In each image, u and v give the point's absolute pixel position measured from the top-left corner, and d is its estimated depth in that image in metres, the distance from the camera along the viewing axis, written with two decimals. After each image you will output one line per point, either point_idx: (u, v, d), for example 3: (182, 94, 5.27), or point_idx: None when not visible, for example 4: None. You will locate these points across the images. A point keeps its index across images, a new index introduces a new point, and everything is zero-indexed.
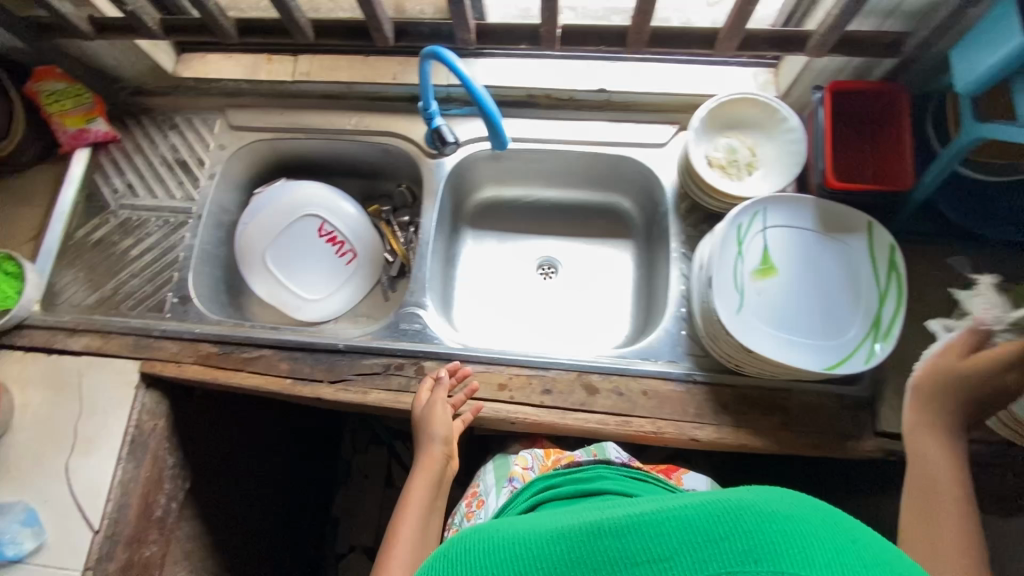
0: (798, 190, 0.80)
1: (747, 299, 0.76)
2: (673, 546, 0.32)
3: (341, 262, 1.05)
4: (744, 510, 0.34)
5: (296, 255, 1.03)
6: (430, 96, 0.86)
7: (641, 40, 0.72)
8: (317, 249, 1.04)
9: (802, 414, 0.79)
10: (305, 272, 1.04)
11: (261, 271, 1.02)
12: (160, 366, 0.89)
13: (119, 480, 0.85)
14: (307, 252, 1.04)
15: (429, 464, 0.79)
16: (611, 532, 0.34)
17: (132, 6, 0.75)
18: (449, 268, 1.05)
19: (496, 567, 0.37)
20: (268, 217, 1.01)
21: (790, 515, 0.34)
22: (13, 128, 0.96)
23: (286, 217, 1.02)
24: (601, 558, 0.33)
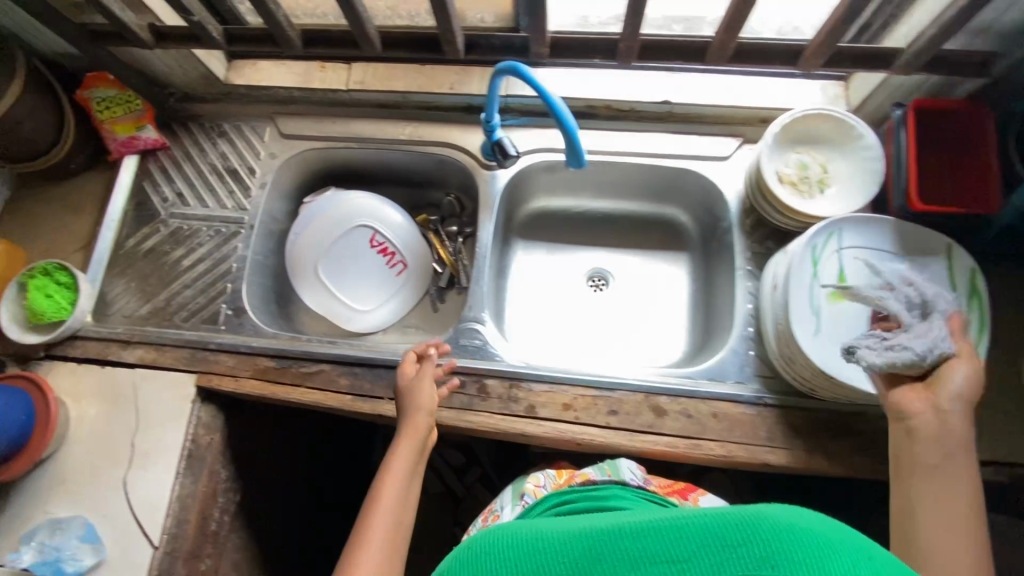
0: (875, 210, 0.78)
1: (824, 321, 0.74)
2: (690, 549, 0.36)
3: (391, 273, 1.04)
4: (763, 521, 0.36)
5: (348, 267, 1.02)
6: (493, 108, 0.83)
7: (723, 56, 0.70)
8: (368, 260, 1.03)
9: (876, 439, 0.77)
10: (356, 283, 1.02)
11: (314, 283, 1.01)
12: (217, 380, 0.88)
13: (178, 495, 0.84)
14: (358, 263, 1.03)
15: (411, 431, 0.76)
16: (630, 535, 0.38)
17: (197, 16, 0.74)
18: (501, 281, 1.03)
19: (519, 558, 0.41)
20: (320, 227, 1.00)
21: (808, 528, 0.36)
22: (64, 136, 0.95)
23: (338, 227, 1.01)
24: (619, 557, 0.37)
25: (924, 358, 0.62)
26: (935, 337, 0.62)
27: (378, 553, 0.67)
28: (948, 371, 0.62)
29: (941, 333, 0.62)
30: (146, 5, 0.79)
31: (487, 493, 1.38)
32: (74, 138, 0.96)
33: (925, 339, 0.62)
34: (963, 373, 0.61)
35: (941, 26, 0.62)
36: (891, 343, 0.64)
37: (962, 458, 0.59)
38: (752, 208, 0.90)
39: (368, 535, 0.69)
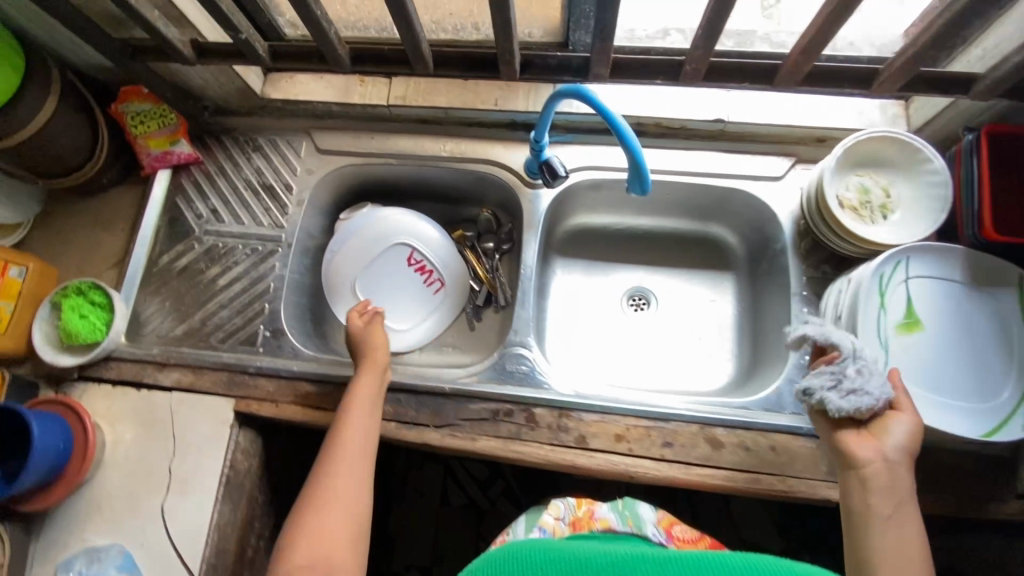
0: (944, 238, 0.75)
1: (892, 355, 0.71)
2: None
3: (428, 291, 1.00)
4: (771, 564, 0.43)
5: (383, 285, 0.99)
6: (544, 128, 0.81)
7: (794, 79, 0.67)
8: (405, 278, 1.00)
9: (941, 474, 0.75)
10: (394, 302, 1.00)
11: (350, 301, 0.99)
12: (256, 405, 0.86)
13: (217, 523, 0.82)
14: (394, 281, 1.00)
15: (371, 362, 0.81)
16: (651, 559, 0.46)
17: (246, 34, 0.73)
18: (543, 300, 0.99)
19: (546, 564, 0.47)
20: (357, 245, 0.98)
21: (803, 568, 0.43)
22: (99, 152, 0.93)
23: (376, 245, 0.98)
24: None
25: (877, 405, 0.59)
26: (880, 384, 0.60)
27: (354, 465, 0.71)
28: (888, 420, 0.59)
29: (884, 380, 0.61)
30: (188, 21, 0.77)
31: (515, 510, 1.25)
32: (107, 153, 0.94)
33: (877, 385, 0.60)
34: (904, 424, 0.59)
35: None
36: (846, 386, 0.61)
37: (912, 508, 0.54)
38: (806, 231, 0.87)
39: (341, 451, 0.72)
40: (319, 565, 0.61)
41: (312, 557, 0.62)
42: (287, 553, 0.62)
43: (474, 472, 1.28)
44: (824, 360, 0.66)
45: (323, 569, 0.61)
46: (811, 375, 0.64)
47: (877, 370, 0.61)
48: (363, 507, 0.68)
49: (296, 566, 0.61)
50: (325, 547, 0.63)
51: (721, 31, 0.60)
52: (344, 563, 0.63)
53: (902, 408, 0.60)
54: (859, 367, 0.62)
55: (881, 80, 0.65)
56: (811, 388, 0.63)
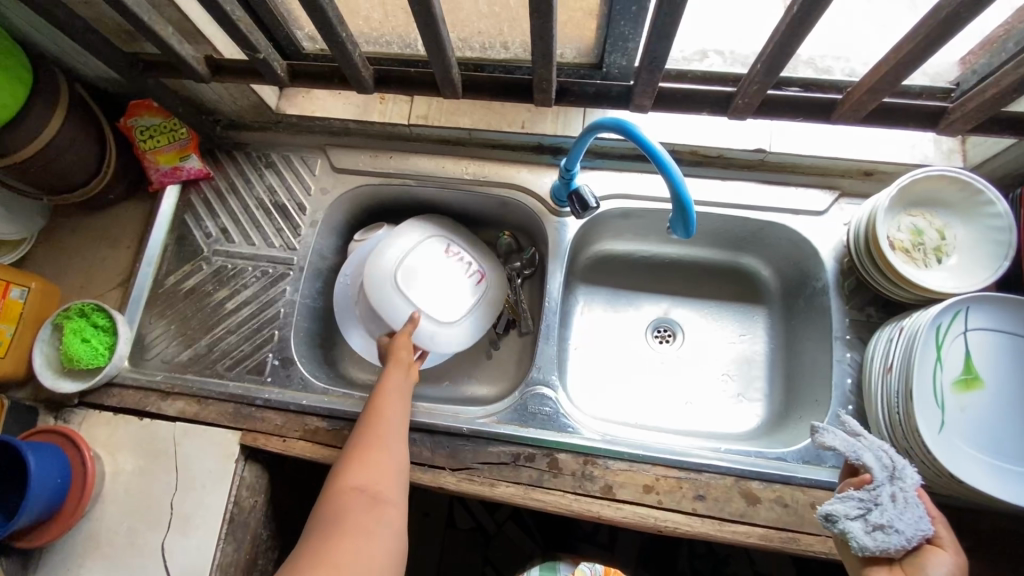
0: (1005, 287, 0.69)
1: (949, 414, 0.66)
2: None
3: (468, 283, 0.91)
4: None
5: (420, 274, 0.89)
6: (576, 156, 0.77)
7: (854, 115, 0.62)
8: (444, 271, 0.90)
9: (998, 542, 0.69)
10: (433, 292, 0.89)
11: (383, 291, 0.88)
12: (262, 439, 0.81)
13: (219, 565, 0.77)
14: (432, 270, 0.90)
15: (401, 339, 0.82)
16: None
17: (265, 53, 0.69)
18: (565, 331, 0.94)
19: None
20: (396, 235, 0.89)
21: None
22: (106, 168, 0.89)
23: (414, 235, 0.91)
24: None
25: (909, 545, 0.48)
26: (917, 518, 0.49)
27: (396, 412, 0.73)
28: (924, 559, 0.48)
29: (921, 512, 0.49)
30: (203, 35, 0.73)
31: (524, 545, 1.18)
32: (114, 169, 0.90)
33: (913, 521, 0.48)
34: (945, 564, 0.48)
35: None
36: (873, 518, 0.49)
37: None
38: (850, 270, 0.82)
39: (383, 399, 0.74)
40: (368, 492, 0.64)
41: (363, 485, 0.64)
42: (338, 482, 0.65)
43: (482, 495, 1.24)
44: (851, 481, 0.55)
45: (371, 495, 0.64)
46: (835, 497, 0.53)
47: (912, 499, 0.50)
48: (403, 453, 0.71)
49: (350, 490, 0.64)
50: (373, 480, 0.65)
51: (782, 67, 0.56)
52: (391, 491, 0.66)
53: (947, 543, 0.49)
54: (893, 493, 0.51)
55: (950, 121, 0.61)
56: (833, 513, 0.51)
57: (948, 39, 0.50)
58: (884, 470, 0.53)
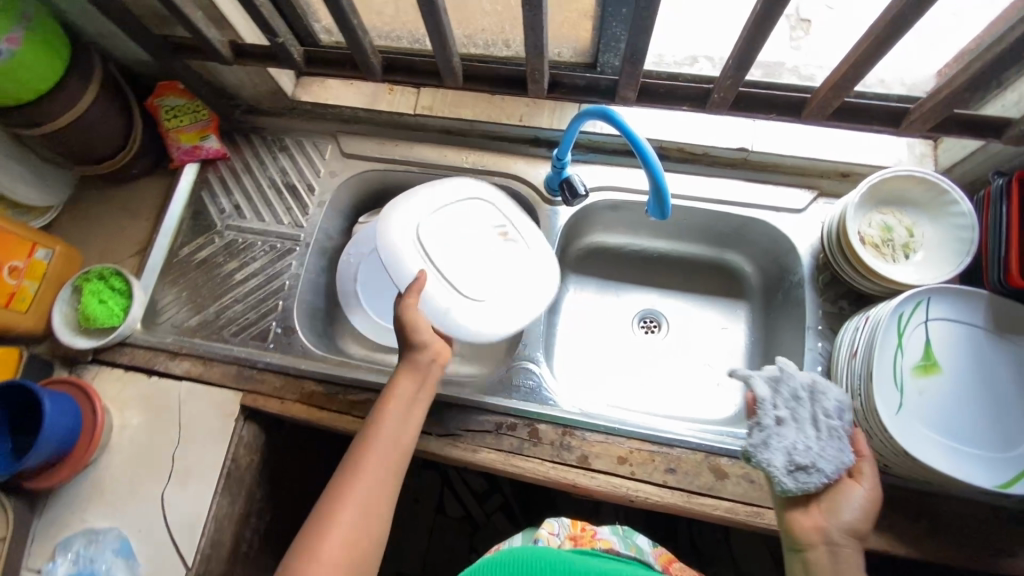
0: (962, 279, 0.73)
1: (908, 397, 0.70)
2: None
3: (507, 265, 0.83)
4: None
5: (454, 233, 0.83)
6: (567, 146, 0.82)
7: (821, 113, 0.67)
8: (484, 243, 0.84)
9: (951, 524, 0.73)
10: (463, 264, 0.81)
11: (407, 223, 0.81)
12: (262, 400, 0.86)
13: (214, 516, 0.82)
14: (468, 240, 0.84)
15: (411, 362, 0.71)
16: None
17: (283, 38, 0.76)
18: (553, 316, 0.99)
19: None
20: (440, 191, 0.84)
21: None
22: (132, 142, 0.95)
23: (465, 195, 0.85)
24: None
25: (829, 480, 0.55)
26: (835, 454, 0.56)
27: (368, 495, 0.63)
28: (840, 491, 0.55)
29: (839, 447, 0.56)
30: (228, 21, 0.79)
31: (509, 528, 1.22)
32: (140, 145, 0.96)
33: (831, 459, 0.55)
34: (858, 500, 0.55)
35: None
36: (798, 460, 0.55)
37: None
38: (825, 265, 0.86)
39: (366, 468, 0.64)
40: None
41: None
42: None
43: (471, 484, 1.27)
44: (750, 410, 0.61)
45: None
46: (757, 439, 0.58)
47: (829, 430, 0.57)
48: (383, 523, 0.63)
49: None
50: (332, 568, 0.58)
51: (750, 63, 0.61)
52: None
53: (863, 476, 0.56)
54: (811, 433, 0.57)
55: (909, 120, 0.65)
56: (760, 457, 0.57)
57: (897, 38, 0.55)
58: (803, 405, 0.59)
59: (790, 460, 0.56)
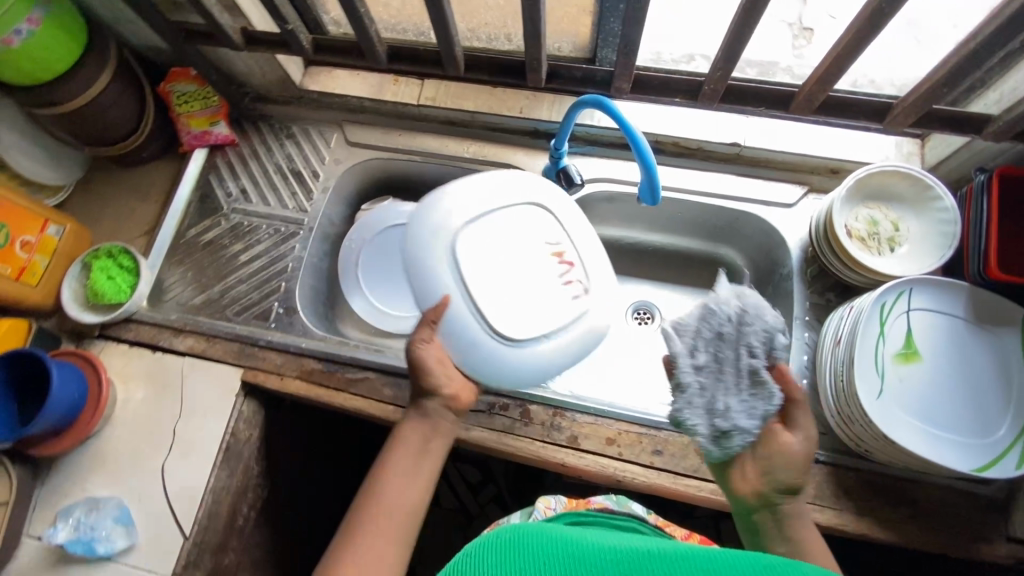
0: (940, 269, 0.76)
1: (888, 383, 0.72)
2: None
3: (562, 295, 0.73)
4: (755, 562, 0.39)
5: (509, 241, 0.73)
6: (564, 136, 0.85)
7: (808, 106, 0.70)
8: (535, 264, 0.73)
9: (929, 509, 0.75)
10: (502, 287, 0.71)
11: (470, 210, 0.72)
12: (262, 377, 0.89)
13: (213, 488, 0.84)
14: (524, 259, 0.73)
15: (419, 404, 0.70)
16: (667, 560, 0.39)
17: (293, 25, 0.78)
18: None
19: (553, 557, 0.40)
20: (488, 200, 0.73)
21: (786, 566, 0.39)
22: (143, 125, 0.98)
23: (525, 197, 0.75)
24: None
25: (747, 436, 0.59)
26: (751, 411, 0.58)
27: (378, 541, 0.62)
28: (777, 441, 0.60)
29: (755, 404, 0.58)
30: (241, 9, 0.82)
31: (502, 516, 1.24)
32: (151, 128, 0.99)
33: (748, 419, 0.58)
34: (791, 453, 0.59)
35: None
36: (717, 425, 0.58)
37: None
38: (814, 258, 0.88)
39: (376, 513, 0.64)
40: None
41: None
42: None
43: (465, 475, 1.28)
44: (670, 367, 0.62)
45: None
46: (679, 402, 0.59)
47: (743, 375, 0.58)
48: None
49: None
50: None
51: (738, 54, 0.64)
52: None
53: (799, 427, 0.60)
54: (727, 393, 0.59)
55: (892, 115, 0.68)
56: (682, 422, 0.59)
57: (878, 31, 0.57)
58: (719, 356, 0.59)
59: (712, 425, 0.58)
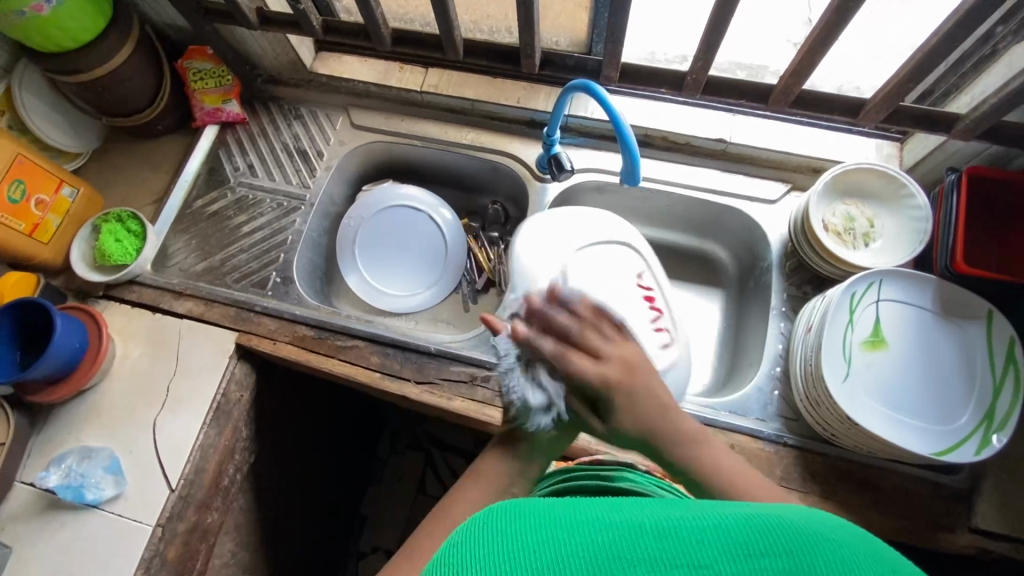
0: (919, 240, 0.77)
1: (854, 368, 0.75)
2: (711, 552, 0.31)
3: (654, 338, 0.83)
4: (779, 529, 0.32)
5: (597, 278, 0.87)
6: (556, 124, 0.89)
7: (785, 98, 0.76)
8: (632, 301, 0.87)
9: (893, 497, 0.76)
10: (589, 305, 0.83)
11: (547, 260, 0.87)
12: (256, 340, 0.92)
13: (201, 444, 0.87)
14: (618, 295, 0.86)
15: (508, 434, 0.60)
16: (670, 531, 0.33)
17: (304, 5, 0.83)
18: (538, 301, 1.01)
19: (538, 537, 0.35)
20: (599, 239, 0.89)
21: (820, 534, 0.32)
22: (160, 98, 1.03)
23: (624, 237, 0.90)
24: (646, 557, 0.32)
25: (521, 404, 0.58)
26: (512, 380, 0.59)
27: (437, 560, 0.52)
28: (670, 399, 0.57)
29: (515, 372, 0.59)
30: None
31: None
32: (167, 102, 1.04)
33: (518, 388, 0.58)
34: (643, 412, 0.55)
35: (1004, 95, 0.65)
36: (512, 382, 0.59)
37: None
38: (793, 252, 0.91)
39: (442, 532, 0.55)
40: None
41: None
42: None
43: (453, 466, 1.36)
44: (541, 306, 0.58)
45: None
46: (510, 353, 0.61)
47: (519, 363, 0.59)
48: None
49: None
50: None
51: (716, 45, 0.69)
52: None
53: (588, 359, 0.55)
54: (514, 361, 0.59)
55: (865, 109, 0.74)
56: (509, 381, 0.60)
57: (845, 21, 0.62)
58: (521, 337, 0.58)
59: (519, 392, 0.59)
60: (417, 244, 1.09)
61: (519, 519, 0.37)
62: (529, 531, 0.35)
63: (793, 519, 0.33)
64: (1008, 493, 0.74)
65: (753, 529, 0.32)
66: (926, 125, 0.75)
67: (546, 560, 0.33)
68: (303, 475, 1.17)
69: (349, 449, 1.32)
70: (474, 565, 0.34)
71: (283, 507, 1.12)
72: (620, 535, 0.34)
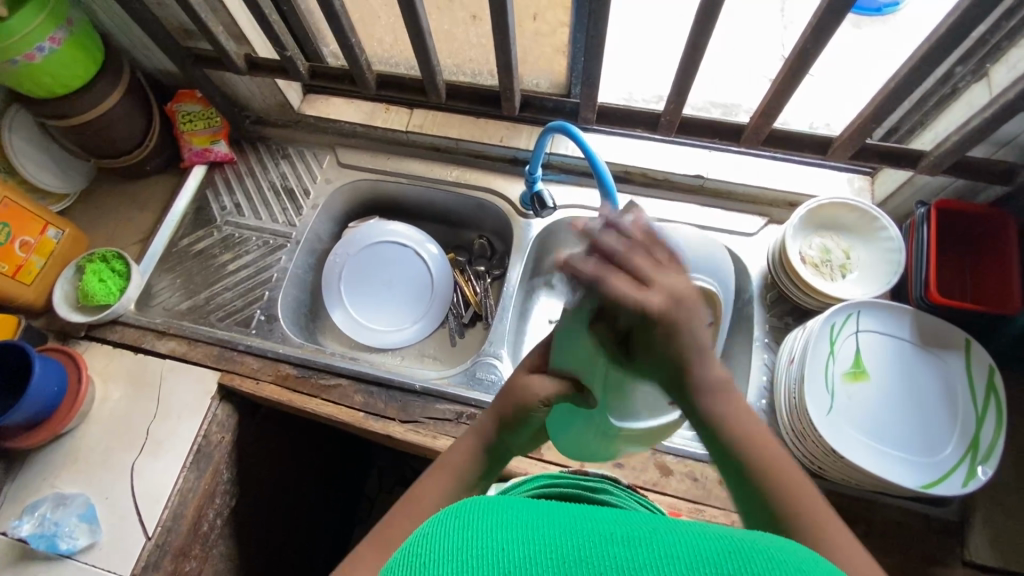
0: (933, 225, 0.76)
1: (837, 400, 0.75)
2: (680, 569, 0.28)
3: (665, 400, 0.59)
4: (755, 553, 0.29)
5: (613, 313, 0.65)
6: (537, 162, 0.90)
7: (756, 138, 0.79)
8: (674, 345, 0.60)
9: (885, 531, 0.75)
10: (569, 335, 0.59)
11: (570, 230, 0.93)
12: (238, 380, 0.91)
13: (179, 488, 0.85)
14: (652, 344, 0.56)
15: (502, 418, 0.54)
16: (636, 545, 0.29)
17: (291, 52, 0.87)
18: (518, 341, 1.01)
19: (505, 528, 0.31)
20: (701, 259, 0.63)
21: (797, 568, 0.29)
22: (148, 139, 1.05)
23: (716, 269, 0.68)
24: (609, 567, 0.28)
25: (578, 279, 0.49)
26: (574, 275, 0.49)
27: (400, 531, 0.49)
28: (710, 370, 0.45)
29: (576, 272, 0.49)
30: (246, 39, 0.90)
31: None
32: (155, 143, 1.06)
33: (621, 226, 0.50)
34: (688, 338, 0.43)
35: (966, 133, 0.67)
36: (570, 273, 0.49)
37: None
38: (772, 284, 0.92)
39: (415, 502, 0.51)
40: None
41: None
42: None
43: None
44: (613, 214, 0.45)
45: None
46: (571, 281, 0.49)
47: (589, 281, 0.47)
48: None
49: None
50: None
51: (686, 88, 0.73)
52: None
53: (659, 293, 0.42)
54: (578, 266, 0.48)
55: (834, 147, 0.77)
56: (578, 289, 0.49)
57: (807, 66, 0.66)
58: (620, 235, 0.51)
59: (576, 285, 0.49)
60: (402, 279, 1.10)
61: (492, 512, 0.32)
62: (500, 527, 0.31)
63: (767, 547, 0.30)
64: (1000, 526, 0.73)
65: (729, 551, 0.29)
66: (893, 161, 0.78)
67: (513, 562, 0.29)
68: (287, 516, 1.14)
69: (334, 489, 1.29)
70: (440, 557, 0.29)
71: (265, 550, 1.08)
72: (591, 542, 0.30)
